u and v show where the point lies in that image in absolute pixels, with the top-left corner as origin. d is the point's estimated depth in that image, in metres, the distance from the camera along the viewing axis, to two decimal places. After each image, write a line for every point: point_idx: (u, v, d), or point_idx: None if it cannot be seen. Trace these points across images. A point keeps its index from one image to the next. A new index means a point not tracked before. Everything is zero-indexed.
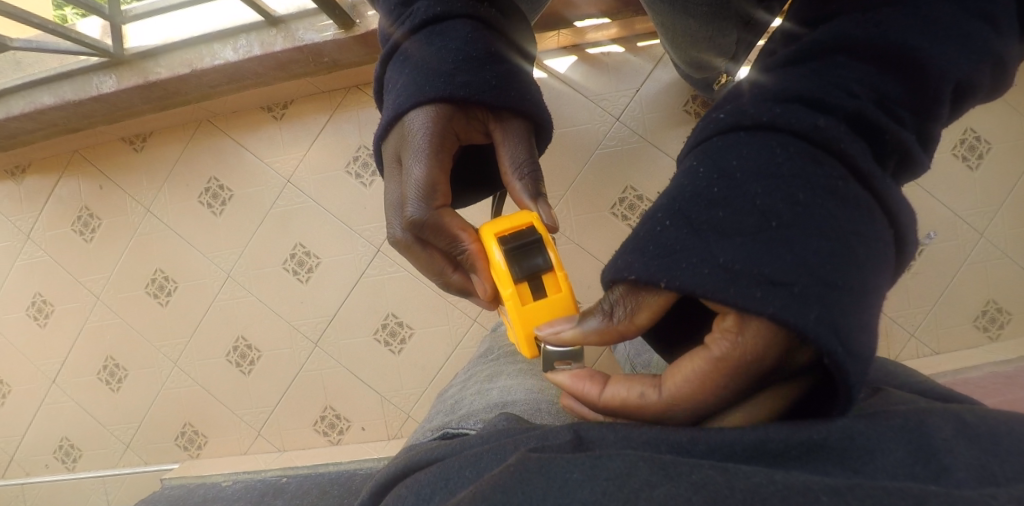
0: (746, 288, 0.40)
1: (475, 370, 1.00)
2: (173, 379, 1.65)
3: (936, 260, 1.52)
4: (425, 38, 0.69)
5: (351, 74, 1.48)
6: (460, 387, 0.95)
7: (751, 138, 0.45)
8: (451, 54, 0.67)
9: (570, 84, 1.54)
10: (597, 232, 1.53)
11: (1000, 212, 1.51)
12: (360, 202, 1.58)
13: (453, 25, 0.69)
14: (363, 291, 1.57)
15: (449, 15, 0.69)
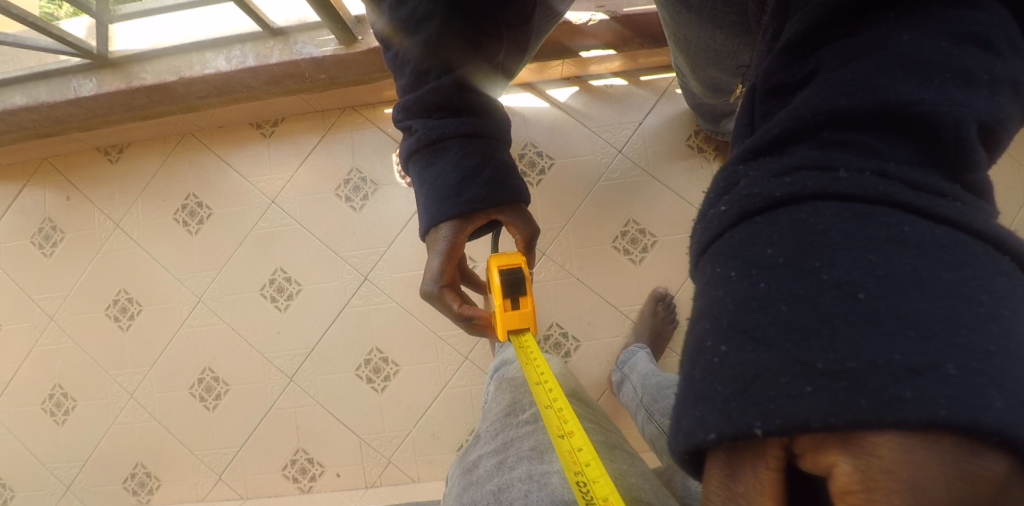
0: (874, 394, 0.28)
1: (493, 416, 0.91)
2: (129, 412, 1.49)
3: None
4: (426, 155, 0.73)
5: (347, 93, 1.42)
6: (488, 445, 0.86)
7: (793, 214, 0.34)
8: (449, 176, 0.72)
9: (572, 114, 1.50)
10: (597, 267, 1.45)
11: None
12: (348, 226, 1.49)
13: (450, 144, 0.72)
14: (347, 322, 1.46)
15: (445, 135, 0.71)
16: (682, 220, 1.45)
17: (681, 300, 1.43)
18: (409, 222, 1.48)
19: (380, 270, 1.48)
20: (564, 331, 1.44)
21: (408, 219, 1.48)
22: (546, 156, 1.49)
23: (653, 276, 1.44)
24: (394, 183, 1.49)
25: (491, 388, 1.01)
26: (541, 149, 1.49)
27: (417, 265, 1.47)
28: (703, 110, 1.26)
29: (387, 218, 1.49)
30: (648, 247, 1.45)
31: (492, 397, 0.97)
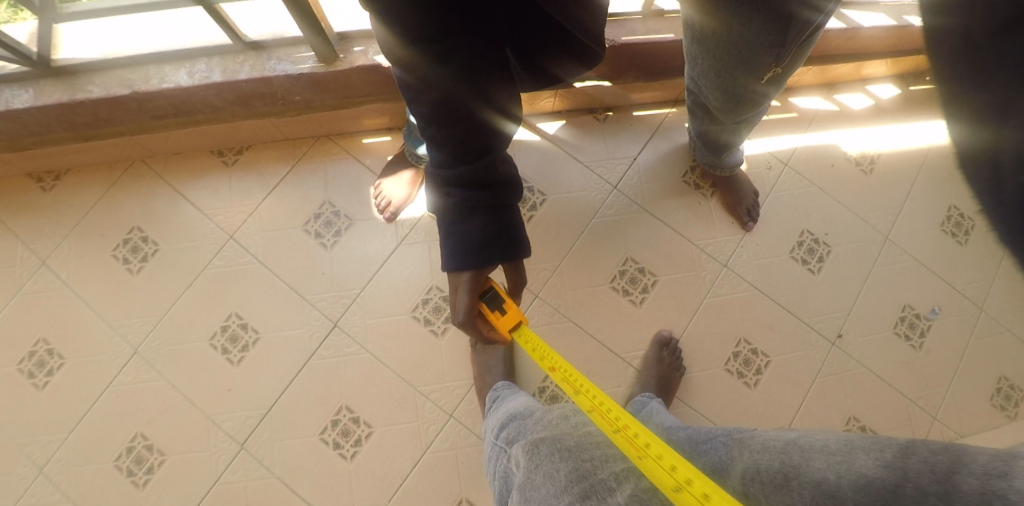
0: None
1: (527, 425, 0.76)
2: (33, 493, 1.21)
3: (945, 338, 1.40)
4: (447, 198, 0.68)
5: (322, 119, 1.30)
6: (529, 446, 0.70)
7: None
8: (471, 223, 0.68)
9: (564, 148, 1.40)
10: (595, 309, 1.32)
11: (994, 286, 1.44)
12: (317, 267, 1.33)
13: (471, 191, 0.66)
14: (313, 376, 1.27)
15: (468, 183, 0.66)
16: (683, 258, 1.36)
17: (687, 344, 1.31)
18: (388, 260, 1.34)
19: (353, 314, 1.31)
20: None
21: (386, 257, 1.34)
22: (538, 192, 1.38)
23: (655, 318, 1.32)
24: (370, 218, 1.35)
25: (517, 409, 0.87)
26: (532, 184, 1.39)
27: (396, 308, 1.32)
28: (715, 133, 1.17)
29: (362, 255, 1.34)
30: (648, 287, 1.34)
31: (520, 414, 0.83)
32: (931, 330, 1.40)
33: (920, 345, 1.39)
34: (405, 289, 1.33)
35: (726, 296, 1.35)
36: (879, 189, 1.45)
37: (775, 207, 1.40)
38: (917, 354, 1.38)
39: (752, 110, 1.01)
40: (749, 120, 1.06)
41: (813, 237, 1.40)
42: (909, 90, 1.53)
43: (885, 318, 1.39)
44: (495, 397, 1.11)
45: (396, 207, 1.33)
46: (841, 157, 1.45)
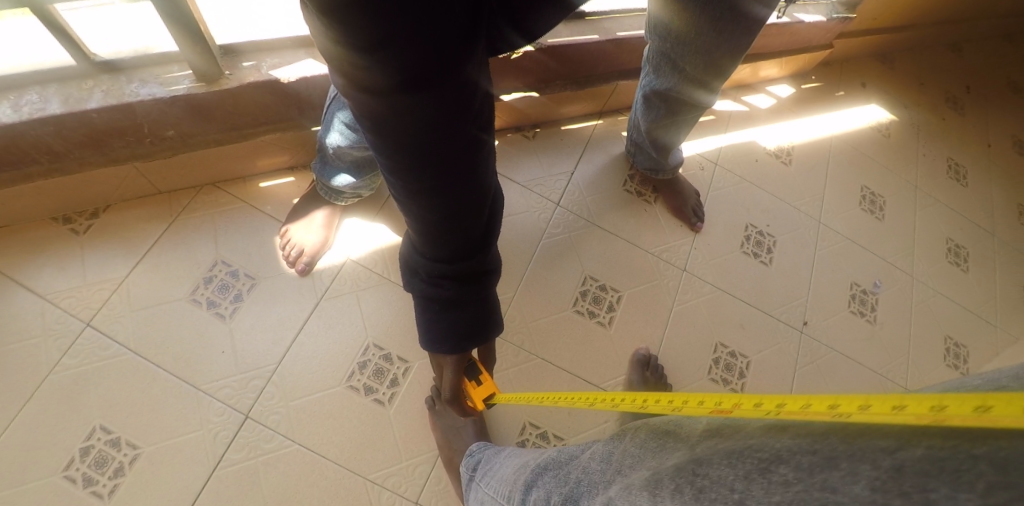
0: None
1: (553, 476, 0.52)
2: None
3: (892, 308, 1.42)
4: (417, 284, 0.62)
5: (205, 161, 1.06)
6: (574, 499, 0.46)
7: None
8: (441, 313, 0.63)
9: (498, 169, 1.27)
10: (563, 338, 1.15)
11: (914, 253, 1.51)
12: (214, 344, 1.03)
13: (460, 284, 0.61)
14: (223, 492, 0.94)
15: (442, 280, 0.60)
16: (642, 268, 1.26)
17: (667, 358, 1.19)
18: (306, 324, 1.07)
19: (267, 399, 1.01)
20: (542, 431, 1.08)
21: (304, 320, 1.07)
22: None
23: (629, 337, 1.19)
24: (279, 274, 1.10)
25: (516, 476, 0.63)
26: None
27: (325, 382, 1.04)
28: (664, 127, 1.15)
29: (273, 321, 1.06)
30: (614, 305, 1.21)
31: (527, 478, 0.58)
32: (879, 304, 1.41)
33: (873, 319, 1.40)
34: (332, 358, 1.06)
35: (692, 301, 1.26)
36: (801, 178, 1.49)
37: (717, 205, 1.38)
38: (874, 328, 1.38)
39: (713, 82, 1.00)
40: (705, 96, 1.06)
41: (757, 229, 1.38)
42: (800, 89, 1.63)
43: (840, 298, 1.38)
44: (477, 463, 0.86)
45: (310, 255, 1.09)
46: (762, 151, 1.48)
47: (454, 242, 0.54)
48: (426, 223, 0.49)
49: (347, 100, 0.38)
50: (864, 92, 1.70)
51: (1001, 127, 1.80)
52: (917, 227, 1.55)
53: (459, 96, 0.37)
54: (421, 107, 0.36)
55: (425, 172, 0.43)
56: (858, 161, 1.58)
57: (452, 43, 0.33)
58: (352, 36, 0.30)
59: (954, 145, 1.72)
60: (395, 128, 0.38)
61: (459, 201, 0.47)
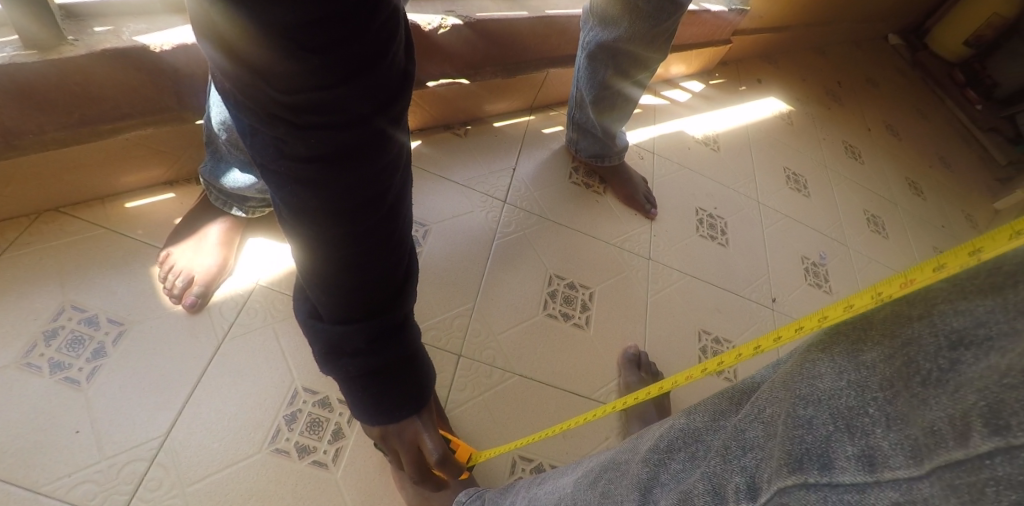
0: None
1: (743, 459, 0.28)
2: None
3: (842, 278, 1.41)
4: (331, 358, 0.51)
5: (43, 175, 0.79)
6: (887, 453, 0.23)
7: None
8: (367, 388, 0.53)
9: (432, 169, 1.10)
10: (540, 347, 0.97)
11: (844, 225, 1.54)
12: (64, 422, 0.71)
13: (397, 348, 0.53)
14: None
15: (375, 345, 0.51)
16: (607, 261, 1.13)
17: (655, 354, 1.05)
18: (204, 376, 0.78)
19: (154, 489, 0.69)
20: (536, 464, 0.86)
21: (200, 371, 0.78)
22: (416, 224, 1.02)
23: (611, 337, 1.03)
24: (160, 315, 0.81)
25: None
26: None
27: (240, 449, 0.75)
28: (613, 89, 1.04)
29: (154, 379, 0.76)
30: (587, 304, 1.05)
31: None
32: (830, 274, 1.39)
33: (830, 290, 1.37)
34: (247, 415, 0.77)
35: (665, 290, 1.14)
36: (732, 162, 1.48)
37: (664, 192, 1.31)
38: (833, 298, 1.35)
39: (655, 40, 0.94)
40: (657, 44, 0.95)
41: (707, 213, 1.33)
42: (709, 84, 1.68)
43: (796, 273, 1.35)
44: None
45: (203, 284, 0.82)
46: (691, 140, 1.47)
47: (374, 303, 0.48)
48: (345, 281, 0.44)
49: (264, 155, 0.36)
50: (761, 87, 1.80)
51: (873, 114, 2.00)
52: (839, 202, 1.60)
53: (386, 132, 0.36)
54: (349, 148, 0.35)
55: (351, 224, 0.40)
56: (774, 146, 1.62)
57: (380, 81, 0.34)
58: (282, 72, 0.29)
59: (844, 129, 1.85)
60: (316, 178, 0.36)
61: (382, 253, 0.44)
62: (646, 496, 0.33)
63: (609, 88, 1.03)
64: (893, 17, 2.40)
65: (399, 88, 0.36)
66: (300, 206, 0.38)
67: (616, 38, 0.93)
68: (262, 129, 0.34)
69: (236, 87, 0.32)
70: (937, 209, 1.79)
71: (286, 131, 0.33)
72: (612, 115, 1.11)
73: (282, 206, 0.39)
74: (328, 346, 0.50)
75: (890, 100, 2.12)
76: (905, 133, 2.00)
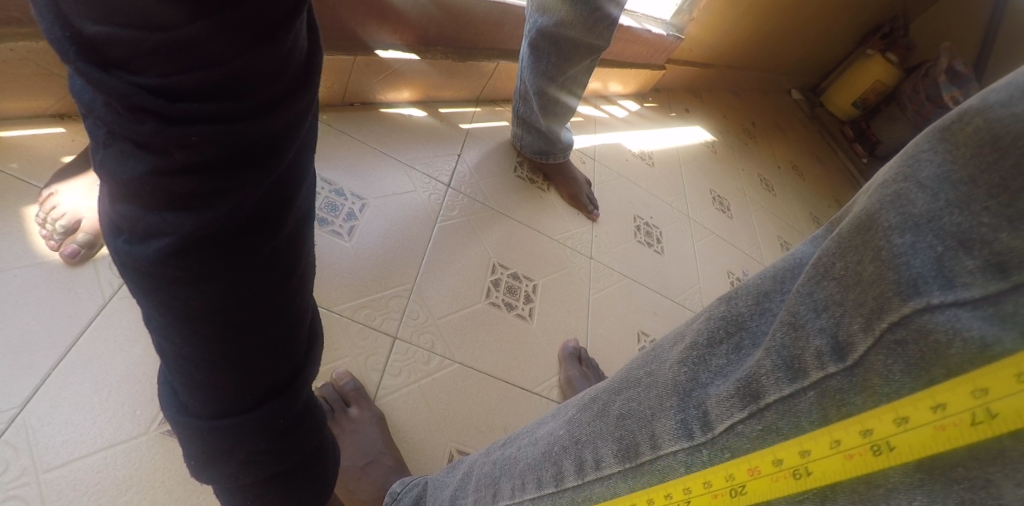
0: None
1: (819, 322, 0.26)
2: None
3: None
4: (199, 455, 0.37)
5: None
6: (1016, 251, 0.21)
7: None
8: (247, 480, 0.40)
9: (371, 144, 1.03)
10: (482, 334, 0.90)
11: (763, 247, 1.63)
12: None
13: (289, 438, 0.40)
14: None
15: (262, 441, 0.38)
16: (551, 256, 1.10)
17: (597, 350, 1.01)
18: (82, 339, 0.64)
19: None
20: None
21: (79, 332, 0.64)
22: (353, 196, 0.93)
23: (553, 329, 0.99)
24: (28, 264, 0.65)
25: (639, 430, 0.33)
26: (341, 185, 0.93)
27: (121, 429, 0.61)
28: (554, 81, 1.03)
29: (11, 338, 0.60)
30: (531, 295, 1.01)
31: (707, 414, 0.30)
32: None
33: None
34: (133, 388, 0.64)
35: (606, 289, 1.13)
36: (664, 178, 1.54)
37: (604, 197, 1.32)
38: None
39: (590, 41, 0.96)
40: (598, 33, 0.94)
41: (644, 221, 1.35)
42: (644, 106, 1.76)
43: (723, 286, 1.39)
44: (421, 499, 0.55)
45: (91, 232, 0.68)
46: (628, 153, 1.51)
47: (272, 370, 0.36)
48: (235, 345, 0.32)
49: (115, 174, 0.25)
50: (688, 117, 1.91)
51: (781, 154, 2.18)
52: (756, 226, 1.70)
53: (287, 136, 0.27)
54: (249, 153, 0.26)
55: (247, 261, 0.29)
56: (701, 169, 1.72)
57: (290, 67, 0.26)
58: (163, 40, 0.21)
59: (759, 164, 2.00)
60: (199, 196, 0.25)
61: (281, 299, 0.33)
62: (685, 398, 0.31)
63: (546, 88, 1.04)
64: (795, 75, 2.69)
65: (308, 78, 0.28)
66: (171, 239, 0.26)
67: (557, 22, 0.92)
68: (118, 133, 0.24)
69: (90, 73, 0.23)
70: None
71: (155, 131, 0.23)
72: (550, 118, 1.11)
73: (138, 248, 0.27)
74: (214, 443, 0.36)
75: (796, 145, 2.33)
76: (807, 174, 2.20)
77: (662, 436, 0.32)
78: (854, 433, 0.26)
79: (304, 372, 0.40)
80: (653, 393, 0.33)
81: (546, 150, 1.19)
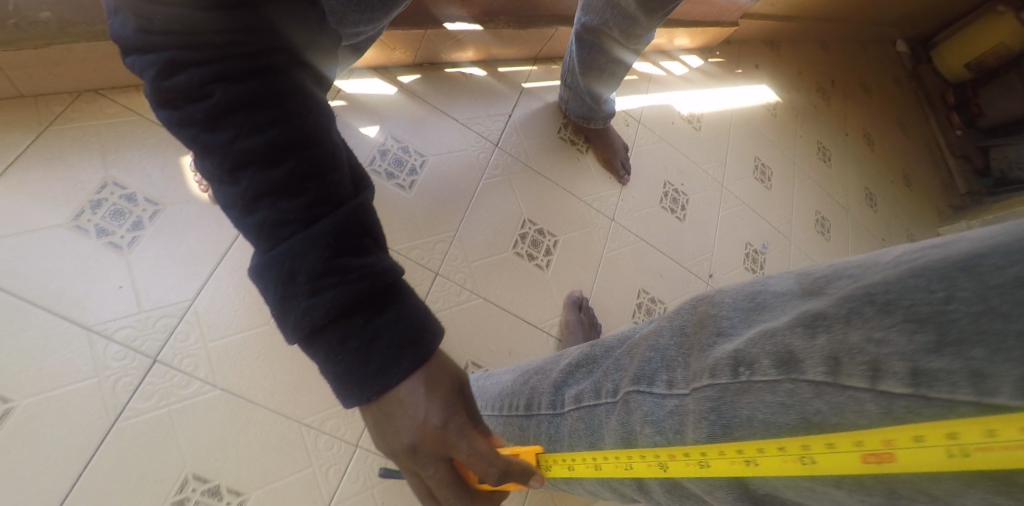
0: None
1: (612, 376, 0.47)
2: None
3: (778, 266, 1.60)
4: (288, 316, 0.42)
5: (96, 63, 0.87)
6: (671, 382, 0.40)
7: None
8: (347, 352, 0.43)
9: (434, 104, 1.22)
10: (505, 277, 1.15)
11: (795, 219, 1.72)
12: (98, 278, 0.83)
13: (367, 293, 0.43)
14: (127, 446, 0.78)
15: (332, 286, 0.41)
16: (575, 216, 1.29)
17: (598, 301, 1.24)
18: (226, 257, 0.92)
19: (182, 340, 0.85)
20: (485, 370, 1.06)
21: (222, 252, 0.92)
22: (415, 153, 1.15)
23: (564, 280, 1.22)
24: (190, 201, 0.92)
25: (539, 397, 0.58)
26: (406, 143, 1.15)
27: (248, 323, 0.90)
28: (601, 61, 1.16)
29: (182, 255, 0.89)
30: (551, 249, 1.23)
31: (563, 401, 0.54)
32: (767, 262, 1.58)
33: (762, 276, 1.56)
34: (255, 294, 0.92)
35: (619, 249, 1.33)
36: (708, 143, 1.63)
37: (639, 162, 1.46)
38: None
39: (636, 31, 1.09)
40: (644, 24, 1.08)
41: (673, 187, 1.50)
42: (708, 62, 1.79)
43: (737, 255, 1.54)
44: None
45: None
46: (676, 116, 1.60)
47: (310, 211, 0.42)
48: (253, 173, 0.41)
49: (126, 43, 0.38)
50: (755, 74, 1.91)
51: (853, 118, 2.13)
52: (795, 197, 1.77)
53: (249, 16, 0.39)
54: (215, 25, 0.38)
55: (239, 99, 0.39)
56: (752, 133, 1.77)
57: None
58: None
59: (822, 128, 1.99)
60: (186, 48, 0.38)
61: (293, 141, 0.42)
62: (559, 389, 0.55)
63: (596, 68, 1.18)
64: (903, 23, 2.47)
65: None
66: (170, 77, 0.38)
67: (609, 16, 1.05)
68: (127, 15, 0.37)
69: None
70: (883, 222, 1.98)
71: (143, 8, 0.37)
72: (597, 91, 1.25)
73: (161, 100, 0.39)
74: (293, 299, 0.41)
75: (875, 109, 2.25)
76: (877, 143, 2.15)
77: (546, 405, 0.56)
78: (598, 454, 0.48)
79: (363, 232, 0.44)
80: (553, 382, 0.57)
81: (591, 117, 1.32)
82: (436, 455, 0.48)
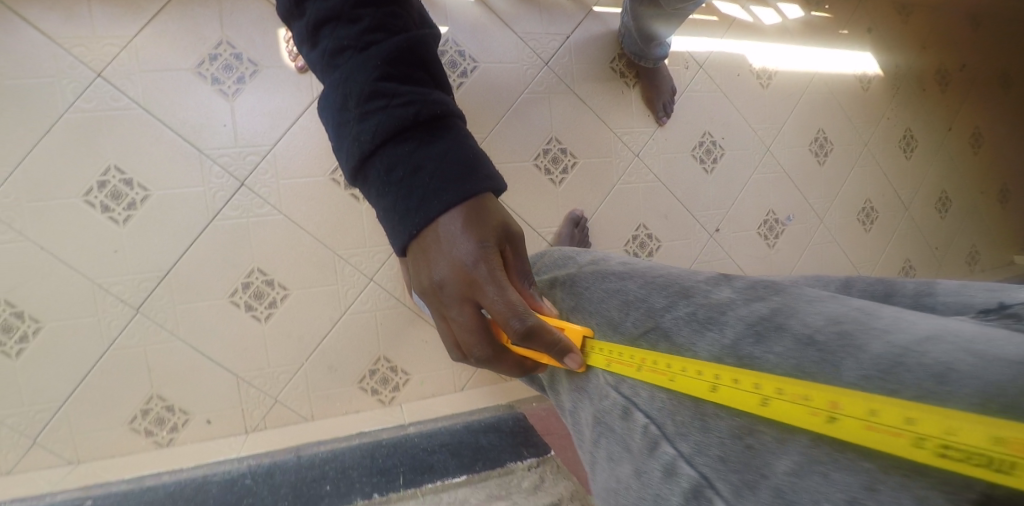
0: None
1: None
2: None
3: (794, 239, 1.69)
4: (348, 129, 0.60)
5: None
6: None
7: None
8: (386, 162, 0.60)
9: (499, 14, 1.34)
10: (521, 185, 1.36)
11: (835, 200, 1.75)
12: (208, 114, 1.12)
13: (404, 114, 0.59)
14: (218, 238, 1.13)
15: (377, 104, 0.59)
16: (602, 145, 1.44)
17: (596, 224, 1.44)
18: (301, 118, 1.17)
19: (261, 173, 1.15)
20: None
21: (299, 114, 1.17)
22: (470, 57, 1.32)
23: (572, 199, 1.41)
24: (281, 67, 1.16)
25: None
26: (464, 47, 1.31)
27: (308, 172, 1.18)
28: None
29: (270, 109, 1.16)
30: (568, 168, 1.41)
31: None
32: (784, 233, 1.67)
33: (773, 244, 1.67)
34: (317, 152, 1.18)
35: (634, 184, 1.48)
36: (770, 103, 1.65)
37: (684, 107, 1.54)
38: (770, 251, 1.65)
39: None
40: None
41: (711, 139, 1.57)
42: (807, 15, 1.72)
43: (755, 220, 1.63)
44: None
45: None
46: (745, 68, 1.61)
47: (364, 47, 0.60)
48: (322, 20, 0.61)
49: None
50: (862, 38, 1.80)
51: (965, 109, 1.97)
52: (847, 179, 1.77)
53: None
54: None
55: None
56: (826, 103, 1.74)
57: None
58: None
59: (917, 113, 1.89)
60: None
61: None
62: None
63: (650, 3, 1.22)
64: None
65: None
66: None
67: None
68: None
69: None
70: (946, 231, 1.93)
71: None
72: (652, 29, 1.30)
73: None
74: (349, 120, 0.60)
75: (1001, 103, 2.04)
76: (980, 144, 2.00)
77: None
78: None
79: (406, 70, 0.61)
80: None
81: (645, 56, 1.38)
82: (461, 296, 0.61)
